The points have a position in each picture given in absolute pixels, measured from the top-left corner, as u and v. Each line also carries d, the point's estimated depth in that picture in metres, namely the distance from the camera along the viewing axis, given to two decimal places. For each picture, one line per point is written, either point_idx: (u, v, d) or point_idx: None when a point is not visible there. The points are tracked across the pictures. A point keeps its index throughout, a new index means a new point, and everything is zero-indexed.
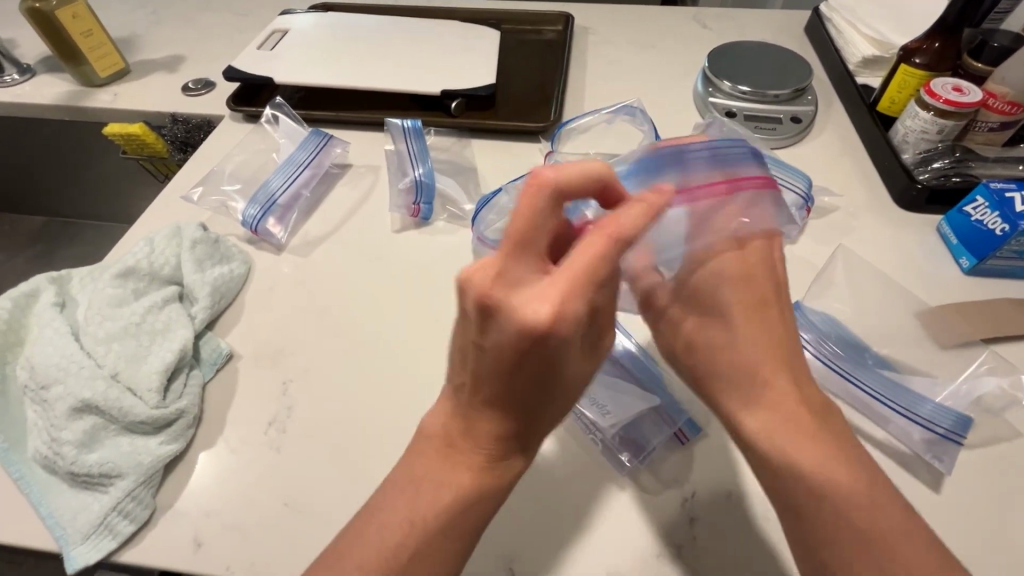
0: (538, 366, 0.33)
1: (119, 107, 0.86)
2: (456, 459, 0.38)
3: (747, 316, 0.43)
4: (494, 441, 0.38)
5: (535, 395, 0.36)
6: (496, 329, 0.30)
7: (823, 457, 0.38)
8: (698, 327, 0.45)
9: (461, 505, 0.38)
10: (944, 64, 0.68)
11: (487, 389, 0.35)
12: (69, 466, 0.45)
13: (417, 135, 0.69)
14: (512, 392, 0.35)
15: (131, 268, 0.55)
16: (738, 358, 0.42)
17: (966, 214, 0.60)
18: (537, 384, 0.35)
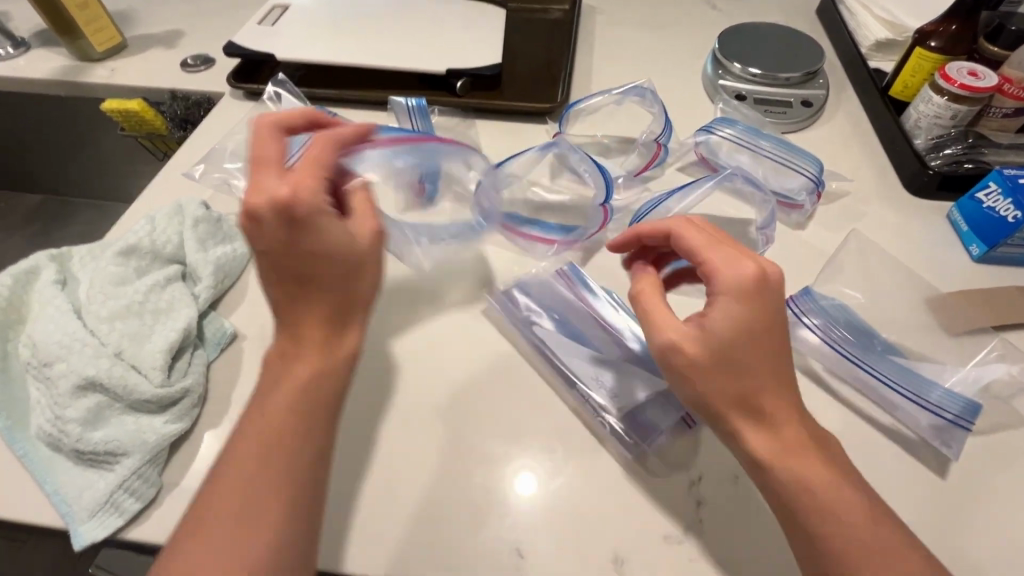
0: (315, 233, 0.41)
1: (116, 82, 0.84)
2: (308, 336, 0.42)
3: (761, 357, 0.39)
4: (334, 310, 0.43)
5: (336, 263, 0.42)
6: (264, 224, 0.40)
7: (827, 478, 0.38)
8: (709, 376, 0.39)
9: (324, 385, 0.42)
10: (959, 47, 0.67)
11: (295, 269, 0.41)
12: (74, 444, 0.44)
13: (423, 115, 0.68)
14: (315, 263, 0.41)
15: (133, 246, 0.55)
16: (752, 408, 0.39)
17: (978, 201, 0.60)
18: (327, 247, 0.42)
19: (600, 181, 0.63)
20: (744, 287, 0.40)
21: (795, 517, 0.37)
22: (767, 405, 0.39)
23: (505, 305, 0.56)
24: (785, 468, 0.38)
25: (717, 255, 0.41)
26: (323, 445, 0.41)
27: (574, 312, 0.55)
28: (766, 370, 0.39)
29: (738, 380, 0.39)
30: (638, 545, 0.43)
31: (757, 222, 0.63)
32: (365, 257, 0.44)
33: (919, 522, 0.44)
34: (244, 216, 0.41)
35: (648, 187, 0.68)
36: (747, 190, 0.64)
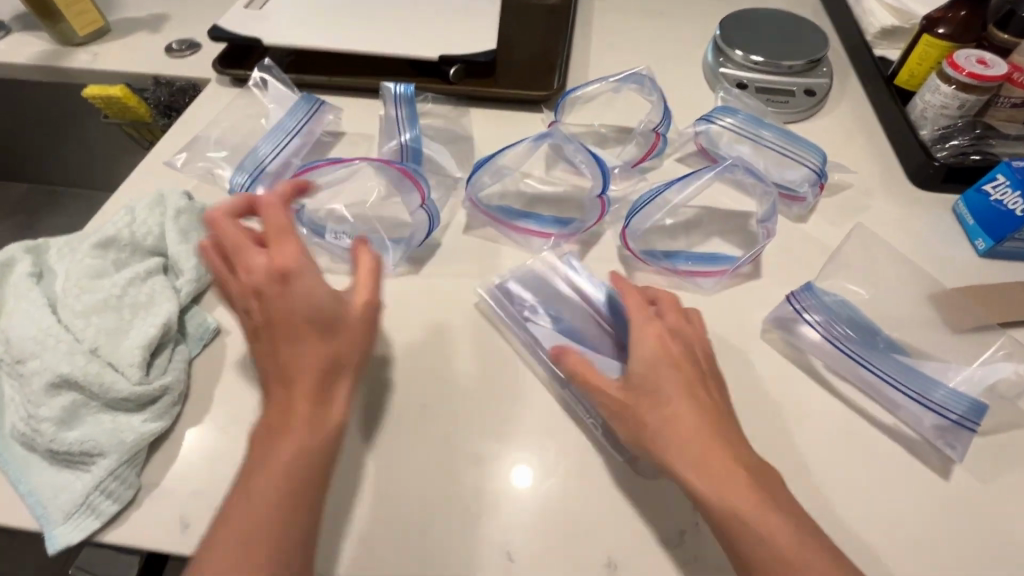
0: (289, 306, 0.41)
1: (99, 67, 0.82)
2: (284, 402, 0.40)
3: (678, 390, 0.41)
4: (318, 376, 0.40)
5: (310, 328, 0.41)
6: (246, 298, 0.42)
7: (753, 499, 0.37)
8: (626, 411, 0.42)
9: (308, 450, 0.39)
10: (968, 35, 0.65)
11: (278, 338, 0.41)
12: (48, 444, 0.43)
13: (407, 101, 0.66)
14: (292, 330, 0.41)
15: (112, 237, 0.53)
16: (671, 433, 0.39)
17: (985, 194, 0.58)
18: (304, 316, 0.41)
19: (596, 172, 0.61)
20: (658, 335, 0.44)
21: (724, 536, 0.37)
22: (686, 428, 0.39)
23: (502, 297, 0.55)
24: (698, 483, 0.38)
25: (638, 313, 0.46)
26: (307, 490, 0.38)
27: (573, 310, 0.53)
28: (681, 397, 0.41)
29: (655, 410, 0.41)
30: (632, 547, 0.42)
31: (757, 215, 0.61)
32: (340, 325, 0.42)
33: (920, 525, 0.43)
34: (226, 281, 0.44)
35: (647, 178, 0.66)
36: (750, 181, 0.62)
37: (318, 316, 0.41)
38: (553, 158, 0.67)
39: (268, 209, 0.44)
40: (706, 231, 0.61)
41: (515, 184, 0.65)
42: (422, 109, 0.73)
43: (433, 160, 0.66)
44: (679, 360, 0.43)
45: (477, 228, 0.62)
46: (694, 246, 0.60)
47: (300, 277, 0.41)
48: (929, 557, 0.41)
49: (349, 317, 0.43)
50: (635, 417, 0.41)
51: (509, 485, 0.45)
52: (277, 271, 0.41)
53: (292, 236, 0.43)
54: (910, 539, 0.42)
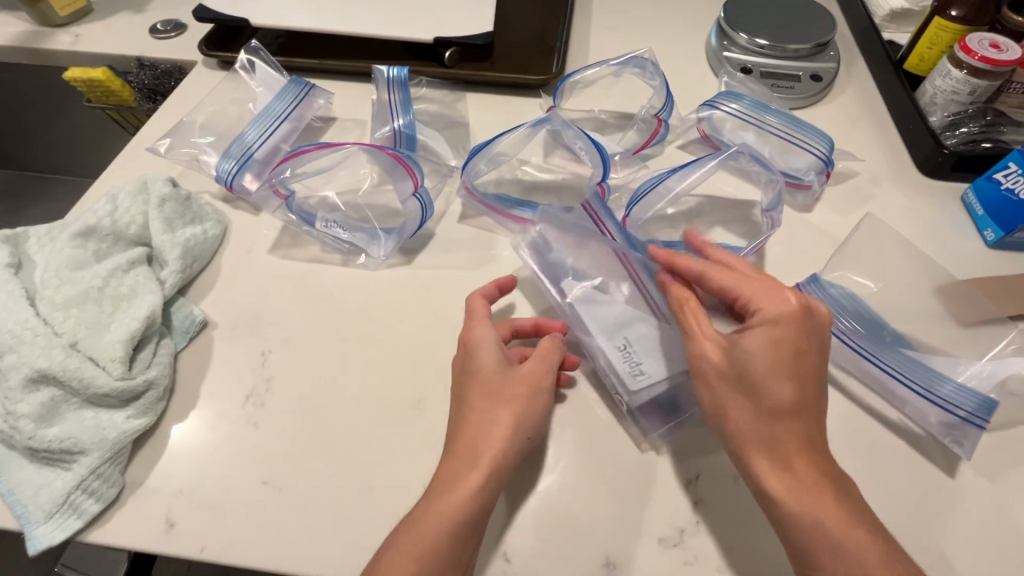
0: (474, 379, 0.43)
1: (81, 49, 0.79)
2: (447, 466, 0.40)
3: (792, 386, 0.39)
4: (492, 442, 0.40)
5: (486, 398, 0.42)
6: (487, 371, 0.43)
7: (838, 512, 0.37)
8: (723, 390, 0.41)
9: (462, 500, 0.38)
10: (981, 18, 0.62)
11: (461, 412, 0.42)
12: (26, 442, 0.41)
13: (401, 85, 0.63)
14: (479, 403, 0.42)
15: (92, 226, 0.51)
16: (759, 424, 0.39)
17: (996, 182, 0.56)
18: (484, 390, 0.42)
19: (597, 159, 0.58)
20: (783, 318, 0.40)
21: (792, 541, 0.37)
22: (784, 426, 0.39)
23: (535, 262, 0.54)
24: (770, 477, 0.38)
25: (762, 288, 0.42)
26: (434, 548, 0.36)
27: (609, 284, 0.51)
28: (791, 394, 0.39)
29: (753, 402, 0.40)
30: (631, 546, 0.41)
31: (761, 204, 0.59)
32: (508, 387, 0.42)
33: (925, 523, 0.42)
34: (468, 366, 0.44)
35: (647, 165, 0.64)
36: (754, 168, 0.60)
37: (491, 385, 0.43)
38: (550, 145, 0.65)
39: (475, 304, 0.47)
40: (708, 220, 0.60)
41: (511, 171, 0.63)
42: (416, 94, 0.70)
43: (427, 146, 0.64)
44: (801, 350, 0.40)
45: (472, 217, 0.60)
46: (696, 235, 0.58)
47: (474, 351, 0.44)
48: (933, 556, 0.40)
49: (513, 383, 0.43)
50: (727, 399, 0.41)
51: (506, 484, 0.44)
52: (462, 356, 0.45)
53: (483, 320, 0.46)
54: (915, 538, 0.41)
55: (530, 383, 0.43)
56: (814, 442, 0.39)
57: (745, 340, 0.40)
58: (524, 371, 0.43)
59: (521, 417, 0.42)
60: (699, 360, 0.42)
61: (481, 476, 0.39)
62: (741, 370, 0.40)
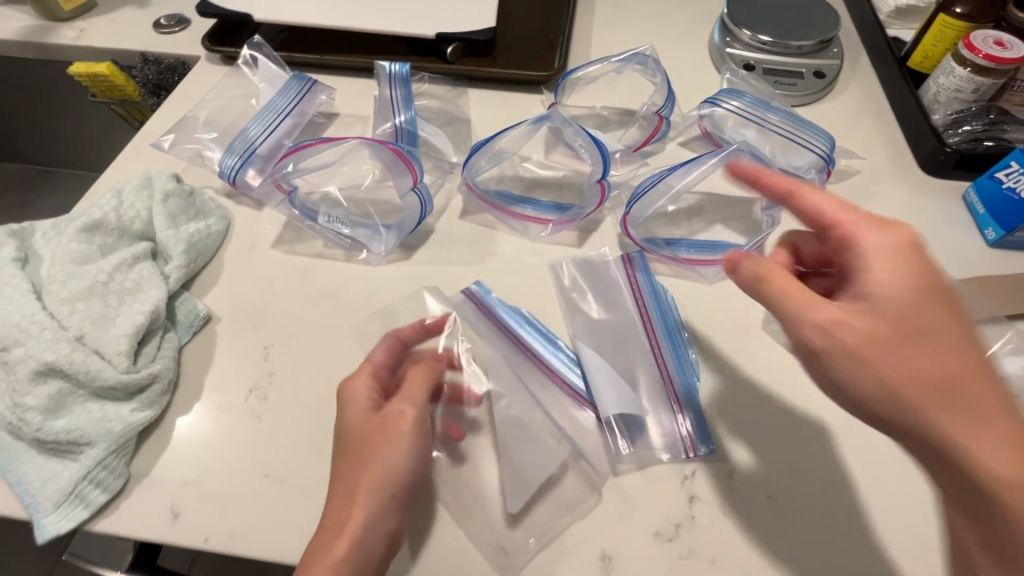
0: (347, 433, 0.42)
1: (85, 44, 0.79)
2: (322, 528, 0.39)
3: (953, 327, 0.35)
4: (349, 509, 0.39)
5: (350, 457, 0.41)
6: (348, 424, 0.42)
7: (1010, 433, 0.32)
8: (896, 347, 0.35)
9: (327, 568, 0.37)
10: (986, 15, 0.62)
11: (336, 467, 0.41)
12: (34, 433, 0.42)
13: (403, 81, 0.64)
14: (345, 463, 0.41)
15: (98, 221, 0.51)
16: (945, 377, 0.34)
17: (997, 181, 0.56)
18: (350, 448, 0.41)
19: (596, 156, 0.58)
20: (896, 250, 0.37)
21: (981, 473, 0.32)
22: (972, 366, 0.34)
23: (480, 303, 0.53)
24: (986, 450, 0.32)
25: (859, 218, 0.39)
26: None
27: (604, 314, 0.52)
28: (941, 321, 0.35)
29: (936, 357, 0.34)
30: (626, 540, 0.42)
31: (761, 201, 0.60)
32: (364, 454, 0.41)
33: (916, 519, 0.42)
34: (346, 415, 0.43)
35: (648, 163, 0.64)
36: (755, 165, 0.60)
37: (354, 442, 0.42)
38: (552, 141, 0.65)
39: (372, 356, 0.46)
40: (709, 217, 0.60)
41: (513, 167, 0.63)
42: (418, 89, 0.70)
43: (428, 142, 0.64)
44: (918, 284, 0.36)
45: (472, 213, 0.60)
46: (696, 233, 0.58)
47: (347, 401, 0.43)
48: (925, 551, 0.41)
49: (377, 432, 0.41)
50: (908, 358, 0.34)
51: (448, 500, 0.43)
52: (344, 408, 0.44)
53: (366, 368, 0.45)
54: (907, 534, 0.42)
55: (395, 429, 0.42)
56: (987, 376, 0.34)
57: (870, 288, 0.37)
58: (389, 416, 0.42)
59: (391, 465, 0.40)
60: (837, 329, 0.36)
61: (343, 543, 0.38)
62: (890, 318, 0.35)
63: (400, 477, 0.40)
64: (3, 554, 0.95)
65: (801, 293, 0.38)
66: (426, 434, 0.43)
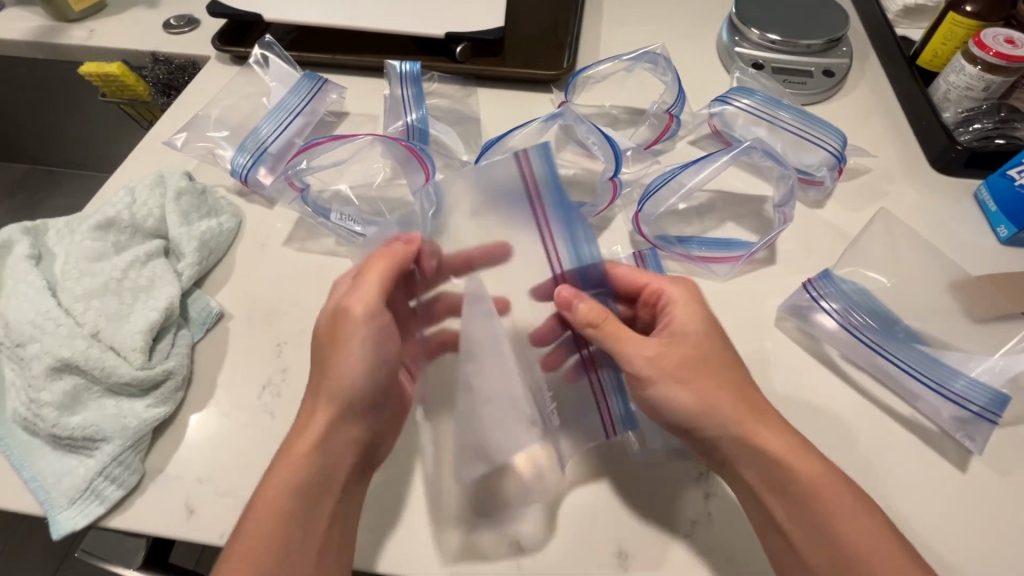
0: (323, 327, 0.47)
1: (95, 44, 0.79)
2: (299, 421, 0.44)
3: (723, 360, 0.43)
4: (320, 403, 0.44)
5: (323, 357, 0.46)
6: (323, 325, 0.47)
7: (817, 473, 0.39)
8: (676, 379, 0.42)
9: (294, 452, 0.42)
10: (996, 14, 0.62)
11: (313, 368, 0.47)
12: (50, 429, 0.42)
13: (414, 81, 0.65)
14: (320, 363, 0.46)
15: (111, 219, 0.51)
16: (738, 398, 0.42)
17: (1010, 179, 0.56)
18: (325, 339, 0.47)
19: (608, 153, 0.58)
20: (684, 298, 0.46)
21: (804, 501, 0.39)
22: (745, 386, 0.43)
23: (533, 171, 0.48)
24: (772, 440, 0.40)
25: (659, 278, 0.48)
26: None
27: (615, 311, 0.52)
28: (648, 351, 0.43)
29: (710, 384, 0.42)
30: (642, 536, 0.42)
31: (773, 199, 0.60)
32: (335, 351, 0.46)
33: (934, 516, 0.42)
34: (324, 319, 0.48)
35: (658, 160, 0.64)
36: (767, 163, 0.60)
37: (326, 333, 0.47)
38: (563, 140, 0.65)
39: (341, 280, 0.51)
40: (720, 215, 0.60)
41: None
42: (428, 88, 0.71)
43: (439, 141, 0.64)
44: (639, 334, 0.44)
45: None
46: (708, 231, 0.59)
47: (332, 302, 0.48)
48: (945, 548, 0.41)
49: (346, 322, 0.46)
50: (700, 387, 0.42)
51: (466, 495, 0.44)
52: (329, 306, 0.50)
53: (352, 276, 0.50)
54: (926, 532, 0.41)
55: (361, 316, 0.46)
56: (756, 390, 0.43)
57: (679, 327, 0.45)
58: (356, 303, 0.47)
59: (355, 357, 0.45)
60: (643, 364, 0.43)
61: (315, 426, 0.43)
62: (688, 354, 0.43)
63: (359, 373, 0.45)
64: (7, 555, 0.95)
65: (621, 331, 0.44)
66: (384, 329, 0.47)
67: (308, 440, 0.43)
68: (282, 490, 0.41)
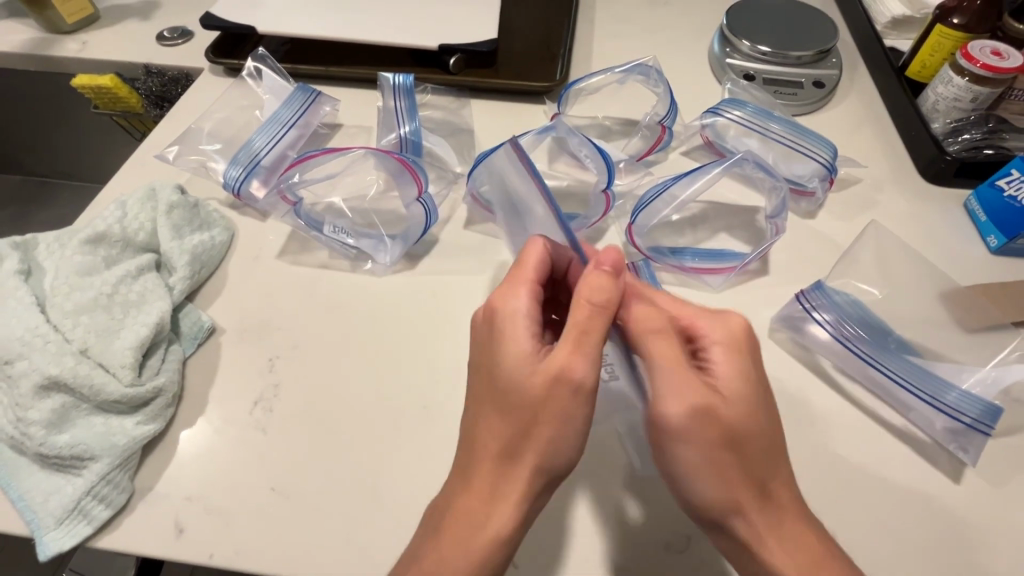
0: (489, 382, 0.40)
1: (88, 56, 0.79)
2: (471, 488, 0.39)
3: (767, 432, 0.39)
4: (495, 468, 0.38)
5: (511, 419, 0.38)
6: (527, 370, 0.39)
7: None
8: (705, 447, 0.38)
9: (468, 535, 0.37)
10: (983, 26, 0.63)
11: (491, 418, 0.39)
12: (37, 448, 0.42)
13: (407, 92, 0.64)
14: (496, 420, 0.39)
15: (101, 234, 0.51)
16: (760, 485, 0.38)
17: (999, 189, 0.56)
18: (496, 400, 0.40)
19: (600, 165, 0.58)
20: (727, 346, 0.40)
21: None
22: (774, 477, 0.38)
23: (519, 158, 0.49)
24: (777, 552, 0.37)
25: (705, 316, 0.42)
26: None
27: None
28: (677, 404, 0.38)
29: (741, 464, 0.38)
30: (638, 552, 0.41)
31: (764, 210, 0.60)
32: (534, 415, 0.38)
33: (929, 529, 0.42)
34: (532, 360, 0.39)
35: (651, 172, 0.64)
36: (758, 175, 0.60)
37: (505, 402, 0.39)
38: (556, 151, 0.66)
39: (529, 259, 0.44)
40: (713, 226, 0.60)
41: None
42: (421, 100, 0.71)
43: (432, 153, 0.65)
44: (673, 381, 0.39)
45: (478, 223, 0.61)
46: (702, 242, 0.59)
47: (501, 362, 0.40)
48: (938, 559, 0.41)
49: (541, 402, 0.38)
50: (721, 469, 0.38)
51: None
52: (489, 325, 0.42)
53: (511, 327, 0.41)
54: (922, 545, 0.41)
55: (557, 399, 0.38)
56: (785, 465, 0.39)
57: (716, 388, 0.39)
58: (552, 383, 0.38)
59: (552, 443, 0.38)
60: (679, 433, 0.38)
61: (503, 516, 0.37)
62: (726, 426, 0.38)
63: (566, 453, 0.38)
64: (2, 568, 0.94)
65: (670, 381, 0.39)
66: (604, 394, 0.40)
67: (485, 524, 0.37)
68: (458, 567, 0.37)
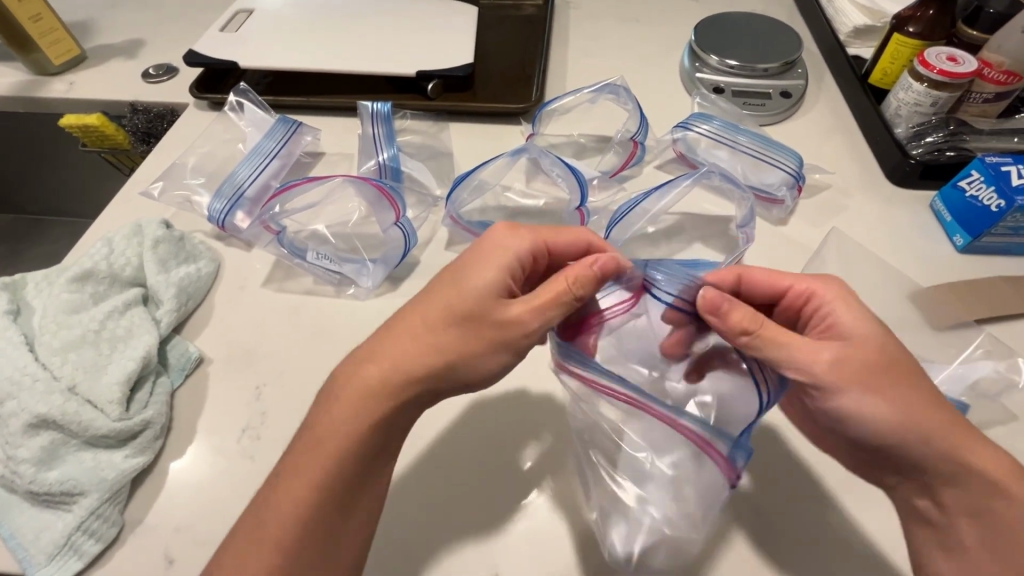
0: (449, 281, 0.43)
1: (75, 97, 0.81)
2: (366, 366, 0.41)
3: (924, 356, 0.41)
4: (399, 361, 0.40)
5: (446, 324, 0.41)
6: (489, 285, 0.41)
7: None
8: (873, 387, 0.39)
9: (354, 402, 0.40)
10: (937, 33, 0.65)
11: (428, 305, 0.42)
12: (27, 486, 0.42)
13: (385, 119, 0.66)
14: (432, 313, 0.41)
15: (89, 270, 0.52)
16: (934, 407, 0.39)
17: (961, 190, 0.58)
18: (443, 296, 0.42)
19: (572, 183, 0.61)
20: (848, 296, 0.42)
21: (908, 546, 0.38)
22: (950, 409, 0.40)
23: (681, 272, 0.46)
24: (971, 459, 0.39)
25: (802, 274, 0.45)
26: None
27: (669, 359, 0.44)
28: (828, 353, 0.39)
29: (908, 391, 0.39)
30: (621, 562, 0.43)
31: (736, 220, 0.61)
32: (462, 322, 0.41)
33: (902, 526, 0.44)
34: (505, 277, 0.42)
35: (625, 188, 0.66)
36: (727, 187, 0.63)
37: (449, 308, 0.41)
38: (532, 170, 0.67)
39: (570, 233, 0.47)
40: (688, 237, 0.61)
41: (496, 198, 0.65)
42: (401, 126, 0.73)
43: (411, 177, 0.66)
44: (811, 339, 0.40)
45: (458, 244, 0.62)
46: (677, 253, 0.60)
47: (467, 271, 0.42)
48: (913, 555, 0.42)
49: (481, 319, 0.40)
50: (893, 397, 0.39)
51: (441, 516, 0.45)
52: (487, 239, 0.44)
53: (497, 253, 0.43)
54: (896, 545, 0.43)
55: (496, 332, 0.40)
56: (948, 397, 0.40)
57: (849, 329, 0.41)
58: (500, 320, 0.40)
59: (468, 365, 0.40)
60: (830, 374, 0.39)
61: (380, 403, 0.40)
62: (875, 360, 0.39)
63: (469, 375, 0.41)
64: None
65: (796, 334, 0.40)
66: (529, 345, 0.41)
67: (366, 396, 0.40)
68: (341, 430, 0.39)
